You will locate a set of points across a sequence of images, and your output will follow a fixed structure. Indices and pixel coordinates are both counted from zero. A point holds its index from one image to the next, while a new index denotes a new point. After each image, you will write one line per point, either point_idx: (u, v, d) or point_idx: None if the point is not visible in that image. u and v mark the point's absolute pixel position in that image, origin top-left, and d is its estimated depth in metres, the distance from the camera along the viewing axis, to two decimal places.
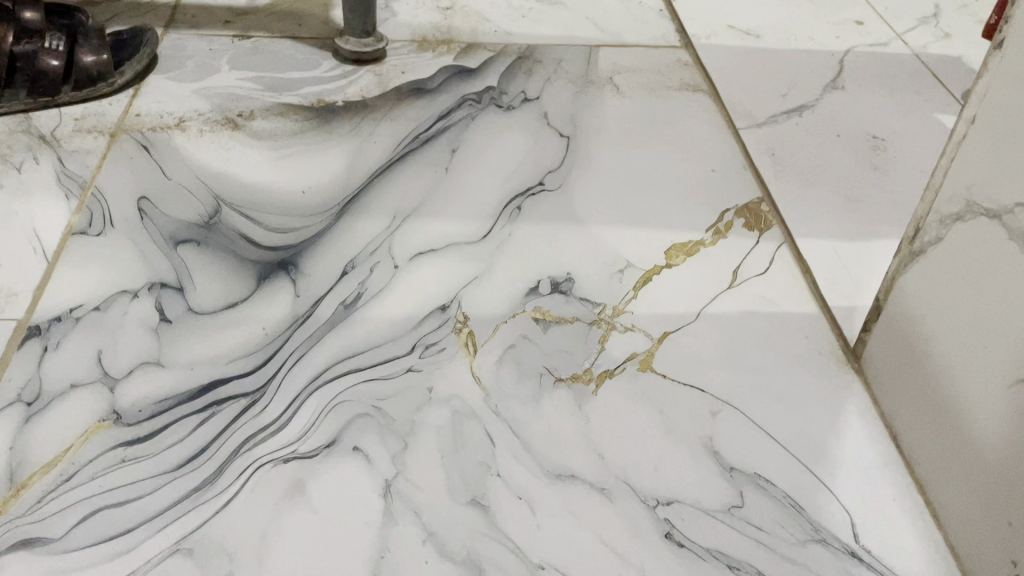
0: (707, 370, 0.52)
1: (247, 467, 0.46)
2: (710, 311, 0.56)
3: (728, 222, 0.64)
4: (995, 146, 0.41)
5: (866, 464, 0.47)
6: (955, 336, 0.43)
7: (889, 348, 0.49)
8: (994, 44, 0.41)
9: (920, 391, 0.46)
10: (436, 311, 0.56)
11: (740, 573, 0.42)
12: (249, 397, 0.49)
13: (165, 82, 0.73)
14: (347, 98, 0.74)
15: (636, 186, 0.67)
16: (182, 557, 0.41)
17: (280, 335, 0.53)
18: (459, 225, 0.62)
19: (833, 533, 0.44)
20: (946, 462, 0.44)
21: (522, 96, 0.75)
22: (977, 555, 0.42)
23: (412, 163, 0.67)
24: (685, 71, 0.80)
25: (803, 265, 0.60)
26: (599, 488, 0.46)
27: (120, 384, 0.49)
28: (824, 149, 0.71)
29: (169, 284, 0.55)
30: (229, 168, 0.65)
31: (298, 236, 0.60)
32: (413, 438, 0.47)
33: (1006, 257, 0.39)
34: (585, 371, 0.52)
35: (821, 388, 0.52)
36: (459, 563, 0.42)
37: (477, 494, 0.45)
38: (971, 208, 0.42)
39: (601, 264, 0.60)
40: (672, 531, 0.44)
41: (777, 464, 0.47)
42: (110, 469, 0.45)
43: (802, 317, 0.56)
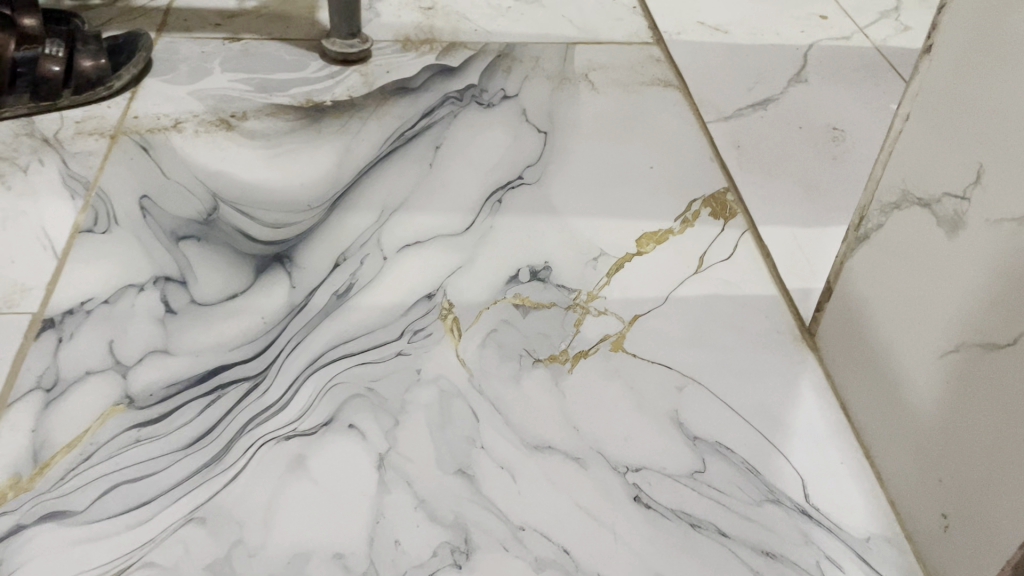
0: (674, 350, 0.57)
1: (252, 444, 0.50)
2: (677, 295, 0.61)
3: (695, 211, 0.68)
4: (926, 142, 0.45)
5: (818, 432, 0.52)
6: (896, 314, 0.47)
7: (839, 326, 0.54)
8: (924, 50, 0.45)
9: (866, 365, 0.51)
10: (424, 298, 0.60)
11: (701, 530, 0.47)
12: (251, 381, 0.53)
13: (160, 85, 0.77)
14: (335, 98, 0.78)
15: (610, 179, 0.71)
16: (195, 525, 0.46)
17: (278, 323, 0.57)
18: (443, 218, 0.66)
19: (787, 493, 0.49)
20: (887, 428, 0.48)
21: (501, 93, 0.79)
22: (913, 510, 0.46)
23: (399, 160, 0.71)
24: (656, 67, 0.84)
25: (765, 251, 0.64)
26: (575, 457, 0.50)
27: (132, 371, 0.53)
28: (786, 140, 0.75)
29: (173, 278, 0.59)
30: (225, 167, 0.69)
31: (292, 230, 0.64)
32: (404, 415, 0.52)
33: (937, 242, 0.44)
34: (562, 352, 0.56)
35: (778, 363, 0.56)
36: (448, 526, 0.46)
37: (463, 464, 0.49)
38: (906, 197, 0.46)
39: (577, 252, 0.64)
40: (640, 494, 0.48)
41: (736, 433, 0.51)
42: (126, 448, 0.49)
43: (763, 299, 0.61)
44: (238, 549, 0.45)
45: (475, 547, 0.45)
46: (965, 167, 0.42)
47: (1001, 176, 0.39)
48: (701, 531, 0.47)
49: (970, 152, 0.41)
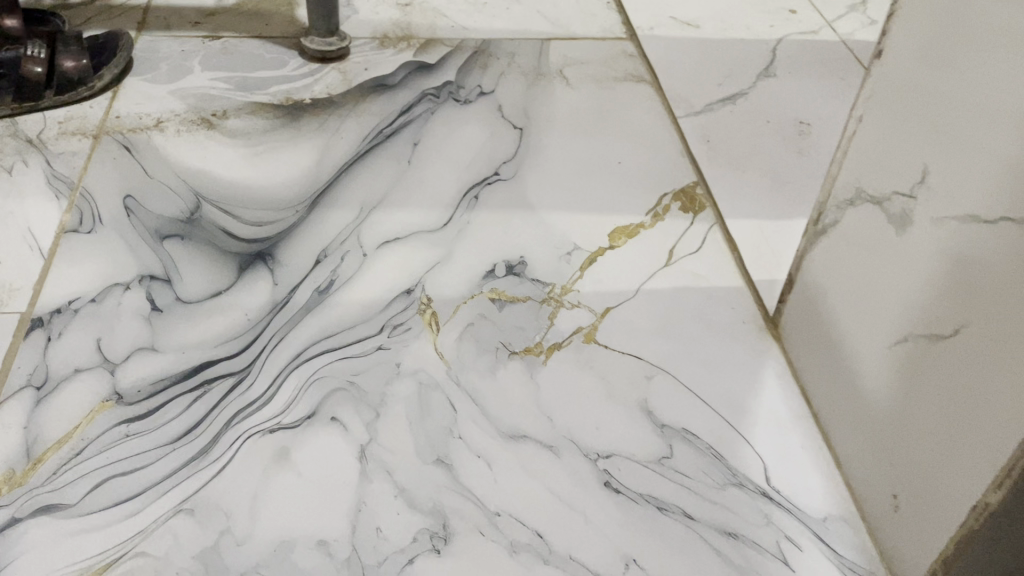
0: (644, 341, 0.59)
1: (238, 437, 0.52)
2: (648, 287, 0.63)
3: (666, 205, 0.70)
4: (877, 143, 0.47)
5: (779, 418, 0.55)
6: (852, 305, 0.50)
7: (801, 316, 0.56)
8: (875, 55, 0.47)
9: (826, 354, 0.53)
10: (403, 294, 0.62)
11: (667, 513, 0.49)
12: (236, 376, 0.55)
13: (141, 84, 0.78)
14: (315, 95, 0.79)
15: (583, 174, 0.73)
16: (184, 516, 0.48)
17: (261, 319, 0.59)
18: (421, 214, 0.68)
19: (749, 477, 0.51)
20: (845, 414, 0.51)
21: (478, 89, 0.81)
22: (867, 491, 0.49)
23: (377, 157, 0.73)
24: (629, 62, 0.86)
25: (731, 243, 0.67)
26: (548, 446, 0.52)
27: (120, 368, 0.55)
28: (754, 135, 0.77)
29: (158, 277, 0.61)
30: (207, 166, 0.70)
31: (274, 227, 0.66)
32: (384, 408, 0.54)
33: (888, 237, 0.46)
34: (536, 345, 0.59)
35: (743, 352, 0.59)
36: (427, 513, 0.48)
37: (441, 454, 0.51)
38: (860, 195, 0.49)
39: (551, 247, 0.66)
40: (610, 479, 0.51)
41: (702, 420, 0.54)
42: (116, 443, 0.51)
43: (729, 291, 0.63)
44: (226, 538, 0.47)
45: (453, 532, 0.48)
46: (912, 168, 0.44)
47: (943, 177, 0.41)
48: (667, 513, 0.49)
49: (915, 154, 0.43)
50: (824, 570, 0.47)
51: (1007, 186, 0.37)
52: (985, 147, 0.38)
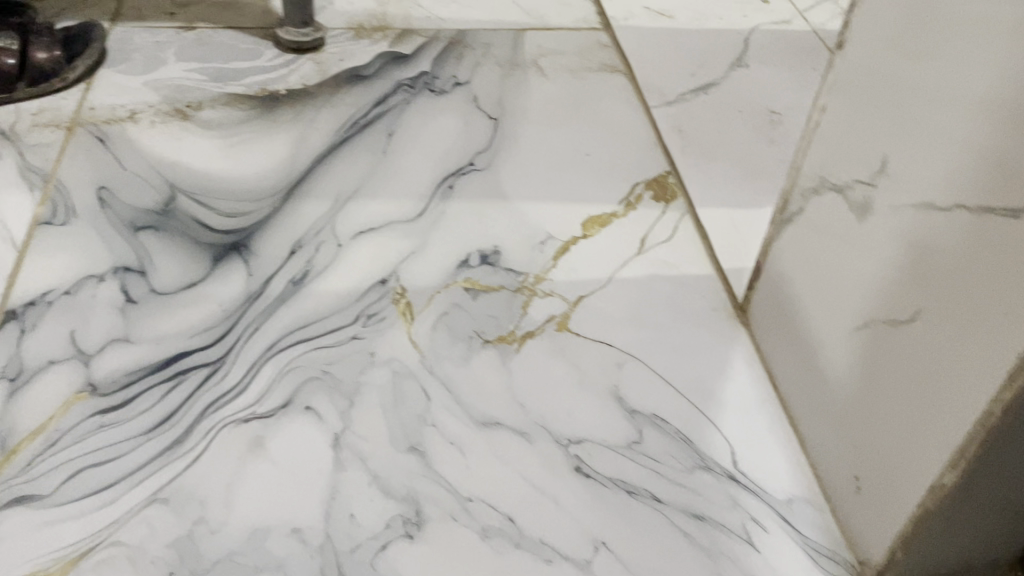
0: (616, 329, 0.60)
1: (212, 427, 0.52)
2: (620, 276, 0.64)
3: (638, 194, 0.71)
4: (839, 133, 0.47)
5: (746, 403, 0.56)
6: (817, 291, 0.50)
7: (768, 303, 0.57)
8: (836, 45, 0.47)
9: (793, 340, 0.54)
10: (378, 283, 0.62)
11: (636, 497, 0.50)
12: (210, 366, 0.55)
13: (115, 76, 0.78)
14: (290, 86, 0.79)
15: (557, 164, 0.74)
16: (159, 505, 0.48)
17: (235, 310, 0.59)
18: (396, 204, 0.69)
19: (717, 461, 0.52)
20: (810, 398, 0.52)
21: (453, 80, 0.81)
22: (830, 473, 0.50)
23: (352, 148, 0.73)
24: (604, 52, 0.87)
25: (703, 232, 0.68)
26: (521, 432, 0.53)
27: (94, 359, 0.55)
28: (726, 124, 0.78)
29: (132, 268, 0.61)
30: (181, 157, 0.70)
31: (248, 219, 0.66)
32: (359, 396, 0.54)
33: (849, 224, 0.47)
34: (509, 333, 0.59)
35: (713, 339, 0.60)
36: (401, 500, 0.49)
37: (415, 441, 0.52)
38: (823, 183, 0.49)
39: (525, 236, 0.67)
40: (581, 464, 0.52)
41: (672, 406, 0.55)
42: (90, 433, 0.51)
43: (700, 279, 0.64)
44: (200, 527, 0.47)
45: (426, 518, 0.49)
46: (869, 157, 0.44)
47: (899, 167, 0.42)
48: (636, 497, 0.50)
49: (873, 145, 0.44)
50: (788, 551, 0.48)
51: (957, 175, 0.37)
52: (935, 138, 0.39)
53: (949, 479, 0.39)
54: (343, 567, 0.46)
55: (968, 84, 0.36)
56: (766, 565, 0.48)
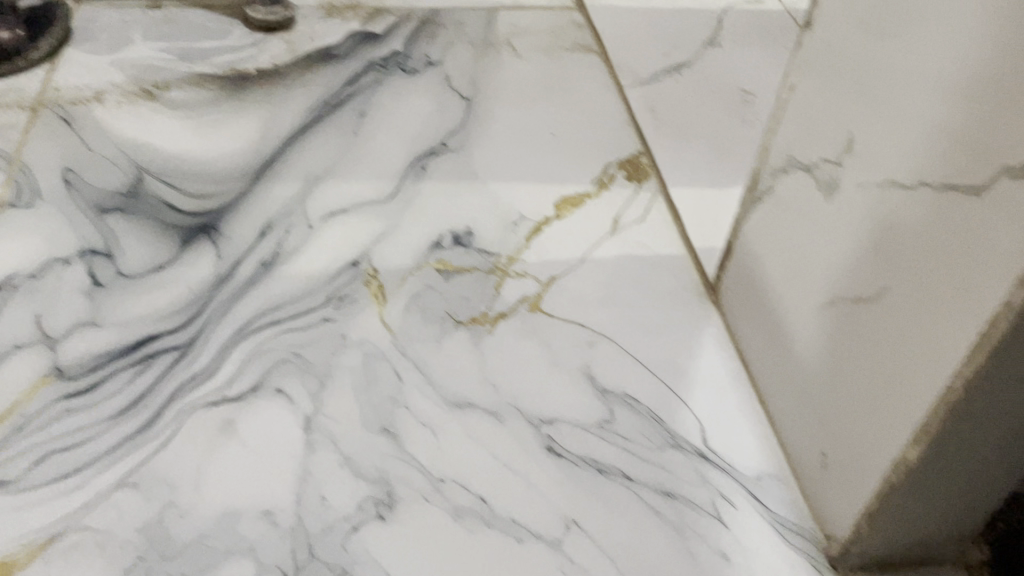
0: (588, 309, 0.60)
1: (182, 411, 0.52)
2: (592, 256, 0.64)
3: (611, 174, 0.71)
4: (807, 112, 0.47)
5: (717, 381, 0.56)
6: (786, 270, 0.51)
7: (739, 282, 0.57)
8: (805, 24, 0.47)
9: (763, 319, 0.54)
10: (349, 265, 0.62)
11: (607, 475, 0.50)
12: (180, 349, 0.55)
13: (81, 55, 0.76)
14: (259, 65, 0.78)
15: (530, 145, 0.73)
16: (128, 490, 0.48)
17: (205, 292, 0.59)
18: (368, 185, 0.68)
19: (687, 439, 0.53)
20: (778, 375, 0.52)
21: (425, 60, 0.81)
22: (797, 449, 0.50)
23: (323, 129, 0.72)
24: (577, 32, 0.86)
25: (675, 212, 0.68)
26: (493, 413, 0.53)
27: (60, 344, 0.55)
28: (698, 104, 0.78)
29: (99, 251, 0.60)
30: (149, 138, 0.69)
31: (218, 200, 0.65)
32: (330, 378, 0.54)
33: (817, 203, 0.47)
34: (482, 314, 0.59)
35: (684, 318, 0.60)
36: (372, 481, 0.49)
37: (386, 423, 0.52)
38: (792, 162, 0.49)
39: (497, 217, 0.67)
40: (553, 444, 0.52)
41: (643, 385, 0.55)
42: (57, 418, 0.51)
43: (672, 258, 0.64)
44: (170, 510, 0.47)
45: (398, 499, 0.49)
46: (836, 136, 0.44)
47: (864, 145, 0.42)
48: (607, 475, 0.50)
49: (839, 123, 0.44)
50: (757, 527, 0.49)
51: (921, 153, 0.37)
52: (901, 115, 0.39)
53: (913, 453, 0.39)
54: (315, 548, 0.46)
55: (933, 61, 0.36)
56: (735, 541, 0.48)
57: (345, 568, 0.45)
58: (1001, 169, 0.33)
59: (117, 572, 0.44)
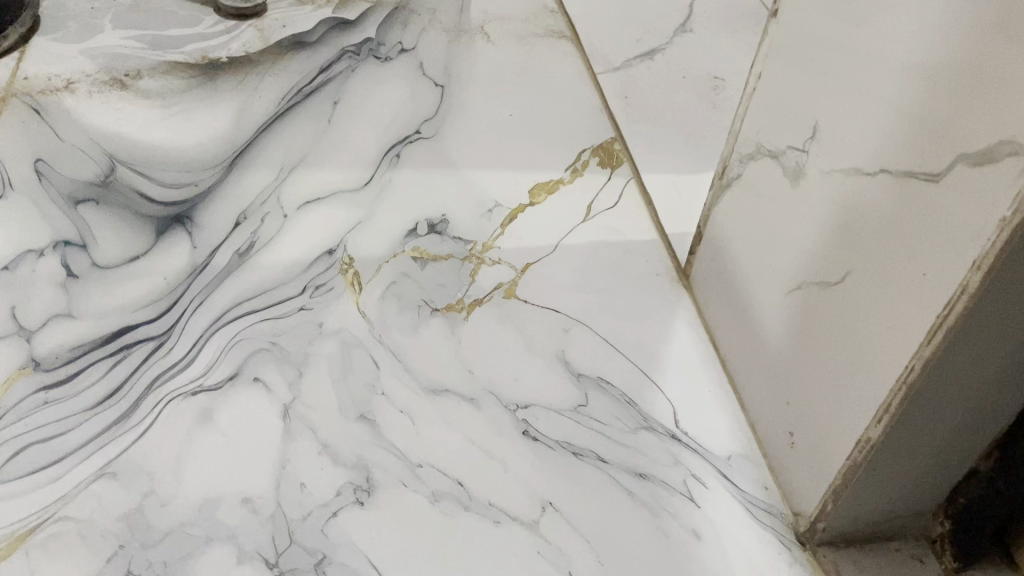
0: (562, 295, 0.61)
1: (159, 400, 0.52)
2: (567, 243, 0.65)
3: (584, 161, 0.72)
4: (774, 100, 0.48)
5: (688, 364, 0.57)
6: (755, 255, 0.52)
7: (710, 267, 0.58)
8: (771, 13, 0.48)
9: (733, 303, 0.55)
10: (325, 254, 0.62)
11: (582, 458, 0.51)
12: (156, 340, 0.55)
13: (50, 44, 0.76)
14: (231, 53, 0.77)
15: (504, 133, 0.74)
16: (107, 480, 0.49)
17: (180, 282, 0.59)
18: (343, 173, 0.68)
19: (660, 421, 0.54)
20: (748, 358, 0.54)
21: (399, 46, 0.80)
22: (767, 430, 0.52)
23: (297, 117, 0.72)
24: (550, 17, 0.87)
25: (647, 198, 0.69)
26: (469, 398, 0.54)
27: (36, 335, 0.55)
28: (670, 91, 0.79)
29: (73, 242, 0.60)
30: (121, 128, 0.69)
31: (192, 190, 0.65)
32: (308, 367, 0.55)
33: (783, 190, 0.48)
34: (458, 302, 0.60)
35: (657, 303, 0.61)
36: (351, 467, 0.50)
37: (364, 410, 0.53)
38: (760, 149, 0.50)
39: (472, 205, 0.67)
40: (529, 428, 0.53)
41: (617, 369, 0.56)
42: (34, 410, 0.51)
43: (645, 244, 0.65)
44: (150, 499, 0.48)
45: (377, 484, 0.49)
46: (802, 125, 0.45)
47: (829, 132, 0.43)
48: (582, 458, 0.51)
49: (805, 111, 0.45)
50: (728, 506, 0.50)
51: (883, 140, 0.38)
52: (863, 103, 0.39)
53: (876, 432, 0.40)
54: (295, 534, 0.47)
55: (891, 52, 0.37)
56: (707, 519, 0.50)
57: (325, 553, 0.46)
58: (958, 157, 0.34)
59: (99, 561, 0.45)
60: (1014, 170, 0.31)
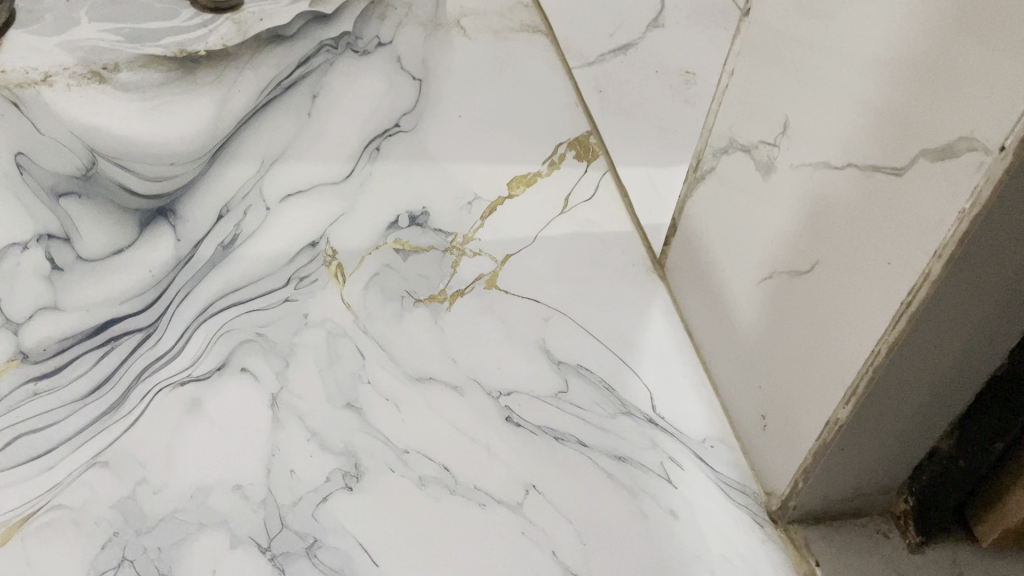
0: (542, 285, 0.62)
1: (148, 391, 0.54)
2: (546, 234, 0.66)
3: (561, 154, 0.73)
4: (746, 96, 0.50)
5: (663, 350, 0.59)
6: (729, 246, 0.54)
7: (684, 257, 0.60)
8: (743, 13, 0.49)
9: (707, 292, 0.57)
10: (308, 246, 0.63)
11: (563, 442, 0.53)
12: (143, 331, 0.57)
13: (25, 37, 0.75)
14: (209, 47, 0.78)
15: (481, 126, 0.75)
16: (99, 468, 0.50)
17: (165, 275, 0.60)
18: (324, 167, 0.69)
19: (637, 406, 0.56)
20: (722, 344, 0.56)
21: (376, 41, 0.81)
22: (741, 413, 0.54)
23: (277, 111, 0.73)
24: (525, 12, 0.88)
25: (623, 190, 0.71)
26: (452, 386, 0.56)
27: (23, 327, 0.56)
28: (643, 86, 0.80)
29: (56, 236, 0.61)
30: (101, 121, 0.69)
31: (174, 183, 0.66)
32: (294, 356, 0.56)
33: (756, 183, 0.50)
34: (440, 292, 0.61)
35: (633, 293, 0.63)
36: (339, 454, 0.51)
37: (351, 398, 0.54)
38: (732, 143, 0.52)
39: (452, 197, 0.68)
40: (511, 414, 0.54)
41: (596, 356, 0.58)
42: (24, 401, 0.53)
43: (620, 235, 0.67)
44: (142, 487, 0.49)
45: (365, 470, 0.51)
46: (773, 120, 0.47)
47: (798, 128, 0.45)
48: (564, 442, 0.53)
49: (776, 108, 0.47)
50: (703, 486, 0.53)
51: (850, 135, 0.40)
52: (831, 100, 0.42)
53: (844, 413, 0.43)
54: (286, 519, 0.48)
55: (860, 51, 0.39)
56: (683, 500, 0.52)
57: (316, 537, 0.48)
58: (920, 151, 0.36)
59: (94, 548, 0.46)
60: (973, 164, 0.33)
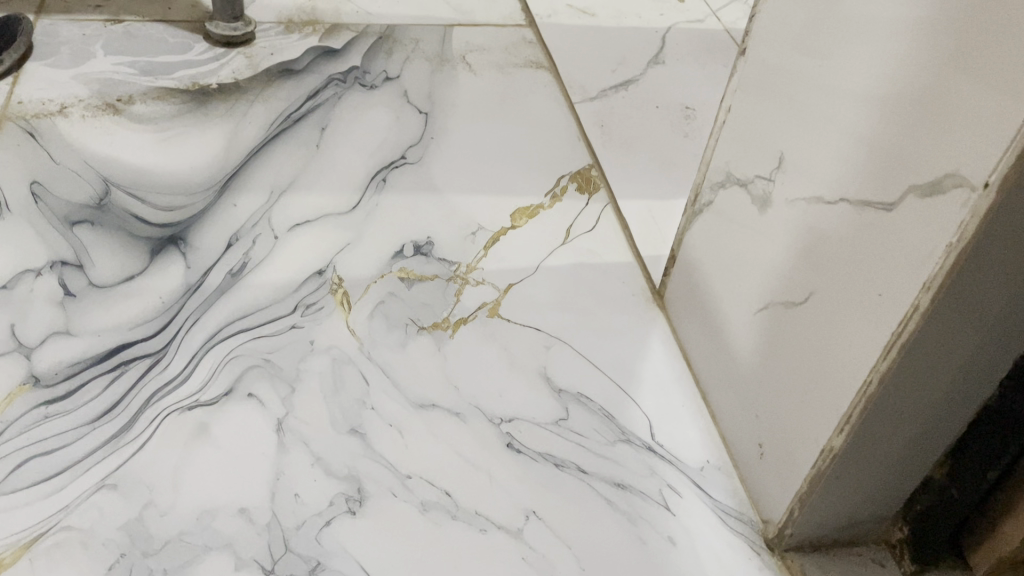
0: (544, 315, 0.64)
1: (157, 415, 0.55)
2: (547, 264, 0.68)
3: (564, 186, 0.75)
4: (742, 131, 0.52)
5: (662, 379, 0.60)
6: (726, 277, 0.55)
7: (683, 289, 0.62)
8: (740, 52, 0.51)
9: (705, 322, 0.59)
10: (315, 275, 0.65)
11: (563, 469, 0.54)
12: (153, 357, 0.58)
13: (43, 69, 0.78)
14: (221, 80, 0.80)
15: (486, 159, 0.77)
16: (107, 491, 0.51)
17: (175, 301, 0.62)
18: (331, 197, 0.71)
19: (636, 434, 0.57)
20: (719, 373, 0.57)
21: (384, 75, 0.83)
22: (738, 441, 0.55)
23: (286, 142, 0.74)
24: (528, 48, 0.90)
25: (623, 222, 0.72)
26: (454, 412, 0.57)
27: (35, 352, 0.57)
28: (644, 120, 0.82)
29: (69, 263, 0.63)
30: (115, 152, 0.71)
31: (184, 212, 0.68)
32: (300, 382, 0.57)
33: (752, 217, 0.51)
34: (443, 320, 0.62)
35: (633, 323, 0.64)
36: (343, 478, 0.52)
37: (355, 424, 0.55)
38: (729, 178, 0.54)
39: (456, 228, 0.70)
40: (512, 441, 0.55)
41: (596, 384, 0.59)
42: (35, 424, 0.54)
43: (621, 266, 0.68)
44: (149, 510, 0.50)
45: (368, 494, 0.52)
46: (768, 155, 0.49)
47: (794, 163, 0.46)
48: (564, 469, 0.54)
49: (771, 143, 0.48)
50: (701, 514, 0.53)
51: (844, 170, 0.42)
52: (825, 136, 0.43)
53: (839, 441, 0.43)
54: (290, 543, 0.49)
55: (853, 90, 0.40)
56: (681, 527, 0.52)
57: (319, 560, 0.48)
58: (909, 188, 0.37)
59: (100, 569, 0.47)
60: (959, 200, 0.34)
